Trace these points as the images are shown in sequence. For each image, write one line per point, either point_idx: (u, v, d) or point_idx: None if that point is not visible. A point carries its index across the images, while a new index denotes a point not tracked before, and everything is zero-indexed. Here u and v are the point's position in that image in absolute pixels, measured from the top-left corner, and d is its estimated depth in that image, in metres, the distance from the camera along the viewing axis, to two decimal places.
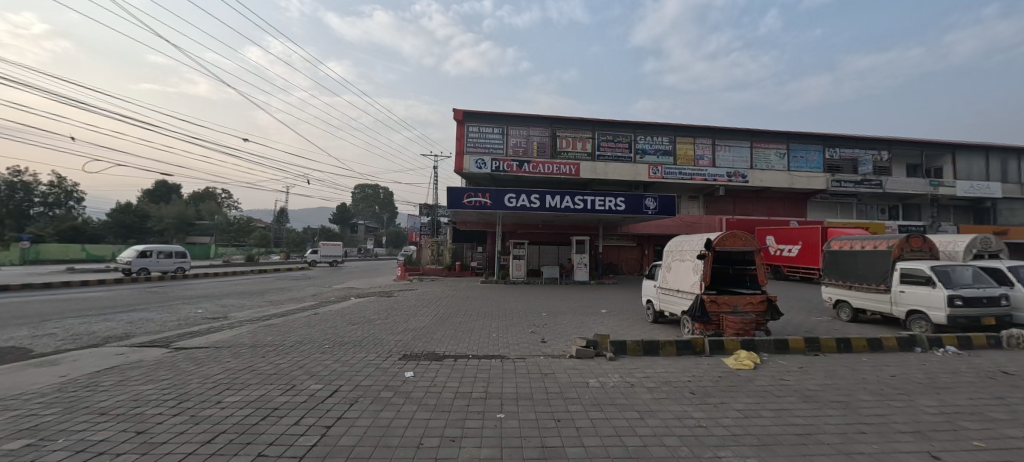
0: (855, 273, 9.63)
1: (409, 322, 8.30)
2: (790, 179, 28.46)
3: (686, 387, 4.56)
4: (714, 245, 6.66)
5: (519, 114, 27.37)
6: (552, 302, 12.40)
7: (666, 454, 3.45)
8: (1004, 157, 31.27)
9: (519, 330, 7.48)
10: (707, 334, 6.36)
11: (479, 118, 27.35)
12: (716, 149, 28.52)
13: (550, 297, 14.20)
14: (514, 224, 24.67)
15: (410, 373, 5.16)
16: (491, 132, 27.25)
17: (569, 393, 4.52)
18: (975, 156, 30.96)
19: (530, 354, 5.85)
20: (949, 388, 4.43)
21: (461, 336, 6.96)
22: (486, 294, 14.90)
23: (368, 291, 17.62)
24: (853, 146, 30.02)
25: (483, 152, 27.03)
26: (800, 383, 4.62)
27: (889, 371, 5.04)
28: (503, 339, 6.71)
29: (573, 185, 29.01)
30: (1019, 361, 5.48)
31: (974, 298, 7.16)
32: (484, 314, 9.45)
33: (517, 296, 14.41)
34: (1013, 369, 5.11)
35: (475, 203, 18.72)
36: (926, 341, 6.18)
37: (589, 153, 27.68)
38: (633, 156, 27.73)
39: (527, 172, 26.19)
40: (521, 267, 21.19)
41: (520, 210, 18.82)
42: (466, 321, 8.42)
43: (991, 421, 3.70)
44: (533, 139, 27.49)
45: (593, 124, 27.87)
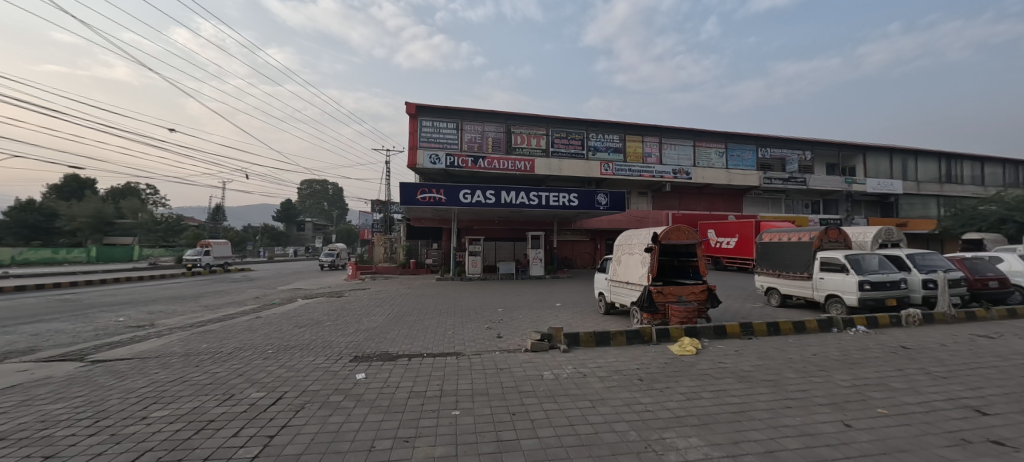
0: (783, 263, 10.50)
1: (361, 322, 8.05)
2: (728, 177, 30.59)
3: (636, 374, 4.76)
4: (660, 238, 7.01)
5: (474, 109, 27.19)
6: (504, 297, 12.44)
7: (616, 439, 3.58)
8: (904, 158, 35.46)
9: (474, 327, 7.43)
10: (654, 323, 6.66)
11: (433, 112, 26.89)
12: (663, 148, 29.99)
13: (506, 292, 14.28)
14: (470, 220, 24.59)
15: (362, 375, 4.97)
16: (445, 127, 26.86)
17: (525, 386, 4.57)
18: (881, 156, 34.90)
19: (485, 350, 5.80)
20: (860, 363, 4.97)
21: (415, 335, 6.81)
22: (441, 291, 14.68)
23: (316, 292, 16.67)
24: (782, 146, 32.76)
25: (437, 147, 26.60)
26: (736, 364, 4.98)
27: (811, 350, 5.57)
28: (457, 336, 6.63)
29: (529, 181, 29.32)
30: (914, 337, 6.27)
31: (880, 283, 8.08)
32: (437, 312, 9.31)
33: (472, 292, 14.34)
34: (910, 344, 5.81)
35: (429, 199, 18.33)
36: (841, 321, 6.89)
37: (544, 149, 28.04)
38: (586, 153, 28.45)
39: (483, 167, 26.09)
40: (477, 263, 21.18)
41: (475, 206, 18.72)
42: (415, 320, 8.21)
43: (892, 390, 4.19)
44: (487, 135, 27.38)
45: (547, 120, 28.29)
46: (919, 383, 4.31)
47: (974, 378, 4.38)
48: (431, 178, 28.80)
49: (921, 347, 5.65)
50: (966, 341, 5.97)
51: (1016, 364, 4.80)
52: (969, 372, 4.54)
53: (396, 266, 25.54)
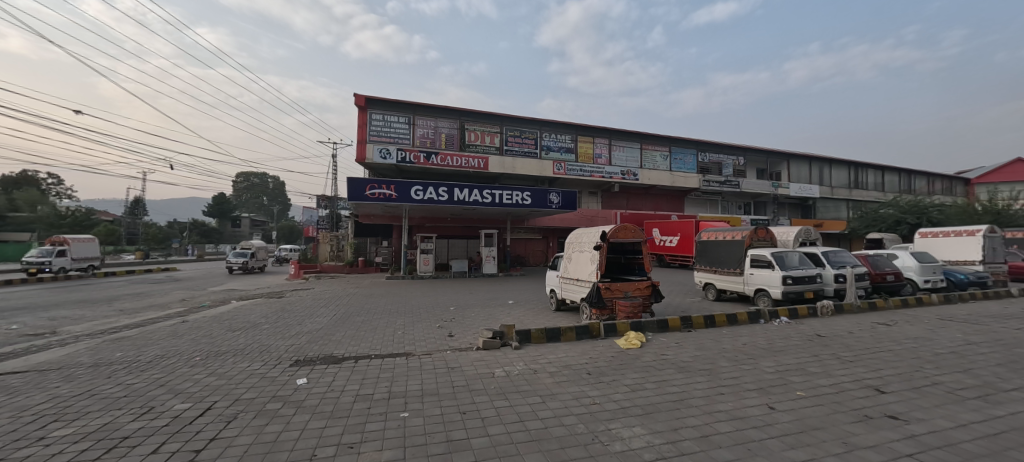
0: (719, 260, 11.30)
1: (303, 324, 7.61)
2: (671, 178, 32.52)
3: (584, 368, 4.88)
4: (608, 237, 7.28)
5: (426, 104, 26.68)
6: (452, 296, 12.30)
7: (564, 432, 3.65)
8: (821, 165, 39.37)
9: (425, 326, 7.28)
10: (602, 319, 6.90)
11: (383, 105, 26.05)
12: (612, 149, 31.20)
13: (458, 291, 14.15)
14: (422, 217, 24.05)
15: (303, 380, 4.69)
16: (396, 121, 26.13)
17: (476, 384, 4.54)
18: (802, 163, 38.53)
19: (436, 349, 5.69)
20: (782, 350, 5.45)
21: (362, 336, 6.55)
22: (393, 291, 14.30)
23: (253, 293, 15.46)
24: (719, 151, 35.20)
25: (388, 142, 25.78)
26: (676, 356, 5.27)
27: (742, 340, 6.03)
28: (408, 336, 6.45)
29: (483, 178, 29.33)
30: (826, 326, 6.99)
31: (800, 277, 8.95)
32: (384, 312, 9.00)
33: (423, 291, 14.05)
34: (824, 333, 6.45)
35: (379, 194, 17.73)
36: (767, 313, 7.52)
37: (498, 147, 28.10)
38: (539, 152, 28.91)
39: (436, 164, 25.74)
40: (429, 261, 20.82)
41: (428, 203, 18.32)
42: (361, 320, 7.88)
43: (809, 374, 4.62)
44: (440, 130, 26.96)
45: (501, 118, 28.34)
46: (831, 367, 4.80)
47: (875, 361, 4.96)
48: (382, 173, 27.95)
49: (832, 335, 6.29)
50: (868, 328, 6.75)
51: (904, 347, 5.50)
52: (871, 355, 5.13)
53: (343, 265, 24.45)
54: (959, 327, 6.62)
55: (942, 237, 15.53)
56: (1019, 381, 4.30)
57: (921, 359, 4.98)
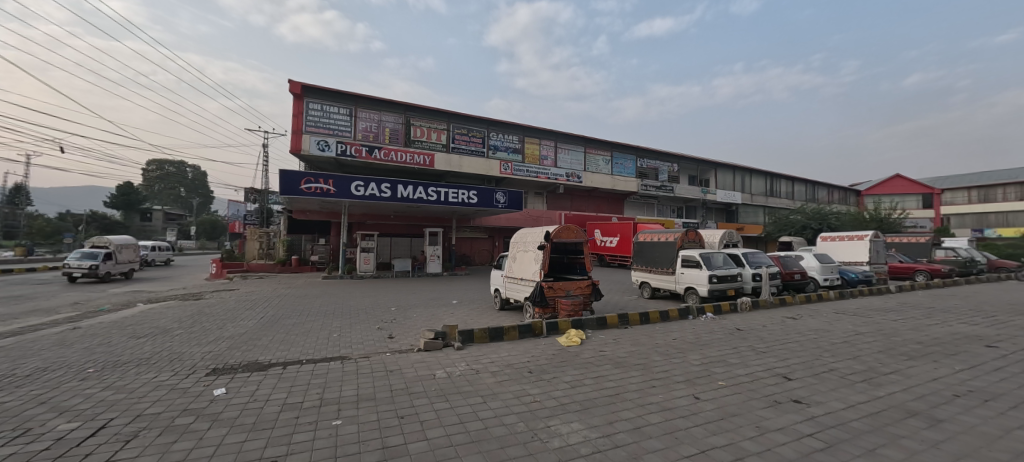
0: (653, 259, 11.97)
1: (224, 329, 6.97)
2: (613, 182, 34.13)
3: (526, 367, 4.93)
4: (552, 237, 7.49)
5: (370, 96, 25.65)
6: (393, 297, 11.86)
7: (504, 432, 3.66)
8: (743, 174, 43.37)
9: (364, 327, 7.01)
10: (545, 317, 7.03)
11: (322, 94, 24.68)
12: (558, 151, 32.16)
13: (403, 291, 13.77)
14: (363, 214, 23.11)
15: (221, 390, 4.29)
16: (336, 112, 24.82)
17: (415, 387, 4.41)
18: (727, 172, 42.20)
19: (374, 352, 5.45)
20: (707, 344, 5.90)
21: (293, 340, 6.14)
22: (331, 291, 13.58)
23: (165, 295, 13.82)
24: (656, 158, 37.59)
25: (327, 134, 24.47)
26: (613, 352, 5.51)
27: (673, 335, 6.45)
28: (343, 339, 6.16)
29: (429, 176, 28.83)
30: (744, 320, 7.66)
31: (723, 276, 9.82)
32: (321, 313, 8.57)
33: (364, 292, 13.49)
34: (742, 327, 7.07)
35: (315, 189, 16.83)
36: (695, 309, 8.11)
37: (444, 145, 27.74)
38: (486, 152, 29.03)
39: (378, 159, 24.87)
40: (370, 260, 20.02)
41: (369, 200, 17.66)
42: (292, 324, 7.36)
43: (730, 365, 5.04)
44: (384, 125, 26.05)
45: (448, 115, 28.03)
46: (748, 358, 5.28)
47: (783, 351, 5.52)
48: (320, 166, 26.50)
49: (749, 328, 6.91)
50: (778, 322, 7.51)
51: (807, 338, 6.17)
52: (781, 346, 5.71)
53: (273, 263, 22.76)
54: (850, 320, 7.58)
55: (839, 241, 17.59)
56: (894, 365, 5.01)
57: (820, 348, 5.63)
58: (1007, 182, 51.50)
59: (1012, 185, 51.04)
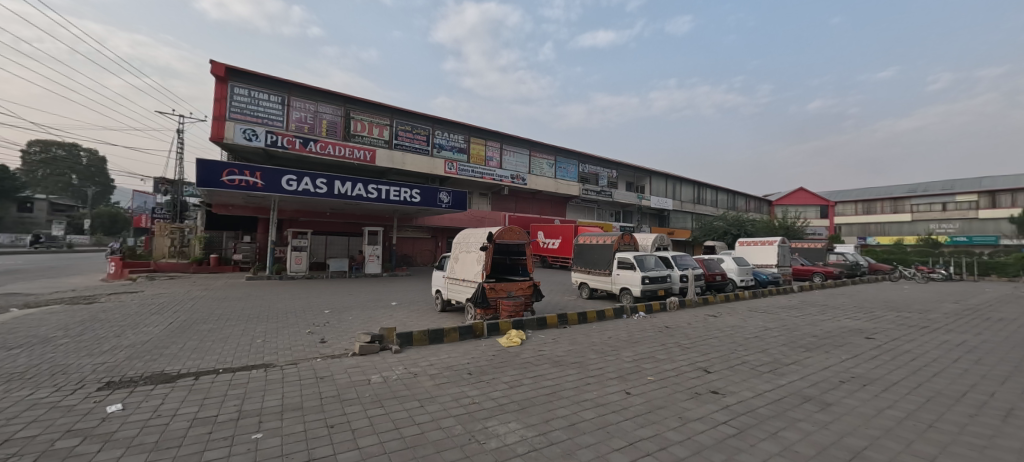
0: (592, 261, 12.48)
1: (121, 337, 6.16)
2: (555, 185, 35.23)
3: (465, 368, 4.93)
4: (494, 238, 7.56)
5: (305, 85, 24.12)
6: (326, 299, 11.20)
7: (441, 435, 3.61)
8: (675, 182, 46.56)
9: (292, 332, 6.60)
10: (486, 318, 7.07)
11: (250, 79, 22.74)
12: (503, 153, 32.46)
13: (341, 292, 13.13)
14: (295, 210, 21.76)
15: (117, 407, 3.81)
16: (266, 100, 23.03)
17: (348, 394, 4.21)
18: (661, 179, 45.05)
19: (302, 359, 5.13)
20: (638, 342, 6.26)
21: (208, 347, 5.61)
22: (257, 293, 12.49)
23: (48, 299, 11.88)
24: (597, 163, 39.22)
25: (255, 122, 22.62)
26: (552, 351, 5.68)
27: (608, 333, 6.78)
28: (265, 345, 5.74)
29: (370, 172, 27.79)
30: (670, 319, 8.27)
31: (654, 278, 10.56)
32: (242, 318, 7.89)
33: (297, 293, 12.64)
34: (668, 324, 7.64)
35: (240, 182, 15.53)
36: (629, 309, 8.62)
37: (387, 141, 26.87)
38: (430, 150, 28.61)
39: (314, 151, 23.59)
40: (302, 259, 18.88)
41: (302, 195, 16.72)
42: (207, 329, 6.73)
43: (658, 360, 5.40)
44: (321, 116, 24.65)
45: (391, 111, 27.20)
46: (674, 354, 5.68)
47: (704, 347, 6.02)
48: (246, 157, 24.39)
49: (675, 326, 7.45)
50: (700, 319, 8.19)
51: (724, 334, 6.77)
52: (702, 343, 6.21)
53: (186, 263, 20.75)
54: (760, 317, 8.45)
55: (753, 246, 19.50)
56: (795, 356, 5.66)
57: (735, 343, 6.22)
58: (884, 197, 60.76)
59: (888, 200, 60.19)
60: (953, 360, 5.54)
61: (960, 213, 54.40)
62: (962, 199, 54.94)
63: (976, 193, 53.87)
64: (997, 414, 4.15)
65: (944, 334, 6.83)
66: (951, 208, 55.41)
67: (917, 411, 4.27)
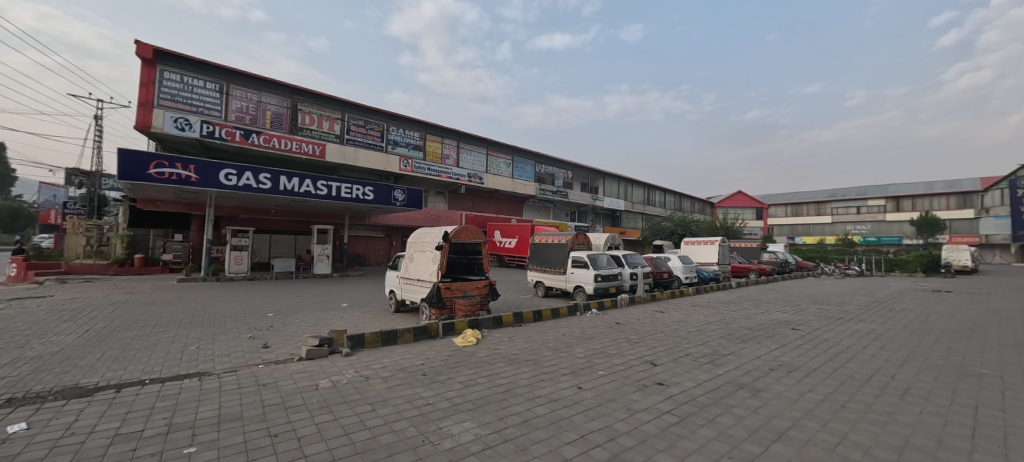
0: (548, 260, 12.74)
1: (18, 348, 5.45)
2: (512, 184, 35.54)
3: (419, 370, 4.89)
4: (450, 237, 7.52)
5: (246, 72, 22.52)
6: (269, 301, 10.53)
7: (393, 439, 3.53)
8: (627, 183, 48.44)
9: (229, 337, 6.21)
10: (441, 318, 7.00)
11: (183, 63, 20.87)
12: (460, 152, 32.24)
13: (288, 294, 12.46)
14: (234, 207, 20.53)
15: (20, 426, 3.38)
16: (201, 87, 21.28)
17: (294, 401, 4.02)
18: (614, 181, 46.67)
19: (242, 365, 4.85)
20: (589, 338, 6.50)
21: (130, 356, 5.16)
22: (191, 296, 11.52)
23: None
24: (553, 164, 39.94)
25: (188, 110, 20.81)
26: (507, 349, 5.76)
27: (562, 331, 6.97)
28: (199, 352, 5.37)
29: (320, 168, 26.58)
30: (621, 315, 8.65)
31: (606, 275, 11.00)
32: (170, 323, 7.28)
33: (236, 296, 11.79)
34: (618, 321, 7.98)
35: (170, 175, 14.30)
36: (582, 306, 8.89)
37: (338, 135, 25.74)
38: (385, 146, 27.80)
39: (256, 145, 22.17)
40: (243, 259, 17.74)
41: (243, 191, 15.63)
42: (131, 337, 6.18)
43: (608, 355, 5.64)
44: (265, 107, 23.14)
45: (343, 104, 26.10)
46: (624, 349, 5.96)
47: (650, 341, 6.36)
48: (177, 147, 22.39)
49: (625, 322, 7.79)
50: (648, 315, 8.64)
51: (670, 329, 7.19)
52: (650, 337, 6.55)
53: (105, 264, 18.88)
54: (702, 311, 9.05)
55: (698, 245, 20.73)
56: (732, 347, 6.14)
57: (679, 337, 6.63)
58: (809, 201, 66.73)
59: (812, 204, 66.31)
60: (861, 347, 6.27)
61: (872, 216, 60.90)
62: (874, 203, 61.45)
63: (884, 198, 60.54)
64: (898, 393, 4.74)
65: (856, 324, 7.68)
66: (864, 211, 61.96)
67: (833, 393, 4.79)
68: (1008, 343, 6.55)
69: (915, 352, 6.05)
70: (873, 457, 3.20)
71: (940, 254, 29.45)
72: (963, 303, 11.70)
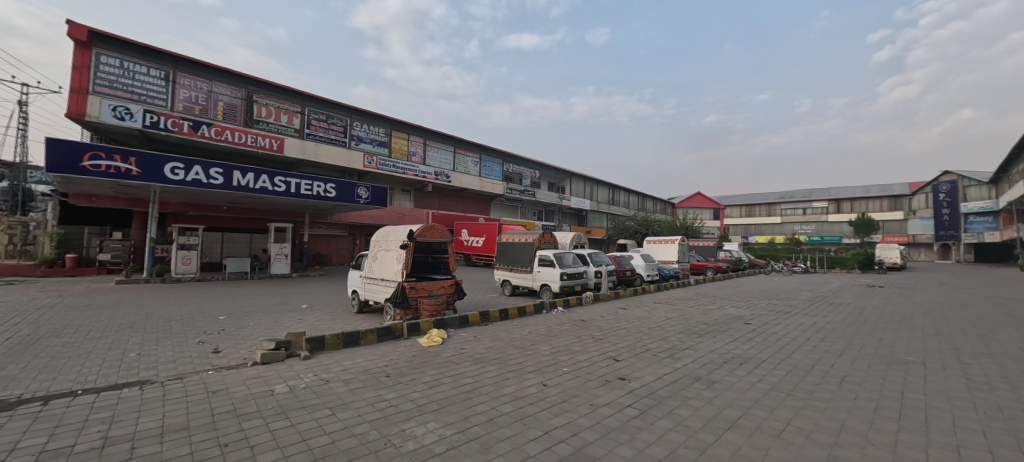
0: (515, 259, 12.85)
1: None
2: (480, 183, 35.47)
3: (383, 371, 4.82)
4: (415, 236, 7.42)
5: (196, 60, 21.12)
6: (220, 304, 9.93)
7: (354, 443, 3.45)
8: (593, 183, 49.44)
9: (175, 343, 5.85)
10: (406, 318, 6.91)
11: (123, 47, 19.29)
12: (426, 149, 31.74)
13: (243, 296, 11.86)
14: (181, 203, 19.24)
15: None
16: (144, 74, 19.79)
17: (247, 408, 3.85)
18: (580, 181, 47.50)
19: (189, 372, 4.59)
20: (554, 336, 6.64)
21: (58, 366, 4.74)
22: (132, 299, 10.70)
23: None
24: (520, 163, 40.11)
25: (128, 98, 19.27)
26: (473, 349, 5.78)
27: (527, 329, 7.08)
28: (139, 359, 5.03)
29: (278, 163, 25.38)
30: (585, 313, 8.88)
31: (571, 274, 11.26)
32: (105, 329, 6.71)
33: (185, 298, 11.07)
34: (583, 318, 8.21)
35: (106, 168, 13.26)
36: (548, 304, 9.06)
37: (297, 129, 24.68)
38: (348, 142, 26.93)
39: (207, 137, 20.80)
40: (192, 259, 16.79)
41: (191, 186, 14.75)
42: (60, 345, 5.68)
43: (573, 352, 5.78)
44: (216, 97, 21.81)
45: (303, 97, 25.05)
46: (588, 345, 6.13)
47: (613, 338, 6.57)
48: (116, 137, 20.67)
49: (589, 319, 8.01)
50: (611, 312, 8.92)
51: (632, 325, 7.46)
52: (613, 334, 6.78)
53: (31, 265, 17.16)
54: (662, 308, 9.44)
55: (659, 244, 21.52)
56: (690, 342, 6.46)
57: (640, 333, 6.90)
58: (761, 202, 70.67)
59: (764, 205, 70.28)
60: (805, 339, 6.75)
61: (816, 217, 65.36)
62: (817, 206, 66.03)
63: (826, 201, 65.21)
64: (836, 381, 5.16)
65: (800, 318, 8.27)
66: (809, 213, 66.44)
67: (779, 382, 5.15)
68: (930, 332, 7.28)
69: (852, 343, 6.58)
70: (814, 441, 3.48)
71: (874, 252, 32.10)
72: (890, 297, 12.84)
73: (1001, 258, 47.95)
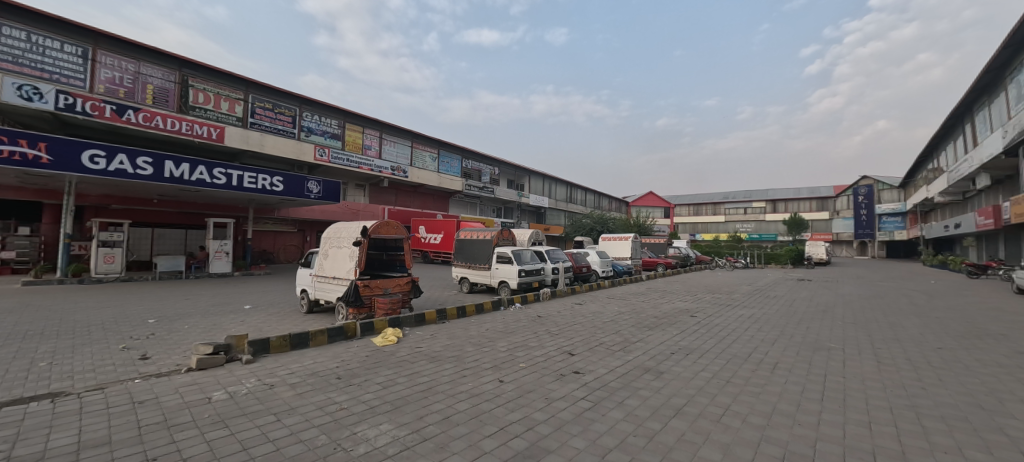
0: (473, 256, 12.86)
1: None
2: (439, 179, 34.92)
3: (333, 373, 4.69)
4: (369, 233, 7.20)
5: (120, 37, 19.12)
6: (149, 307, 9.11)
7: (300, 449, 3.34)
8: (551, 181, 50.23)
9: (95, 349, 5.34)
10: (359, 318, 6.74)
11: (30, 18, 17.10)
12: (382, 143, 30.75)
13: (177, 297, 10.99)
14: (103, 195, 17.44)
15: None
16: (56, 50, 17.70)
17: (179, 418, 3.62)
18: (539, 179, 48.07)
19: (111, 382, 4.24)
20: (511, 332, 6.76)
21: None
22: (42, 302, 9.57)
23: None
24: (479, 160, 39.99)
25: (36, 76, 17.09)
26: (429, 347, 5.76)
27: (484, 326, 7.14)
28: (50, 369, 4.55)
29: (219, 152, 23.56)
30: (542, 308, 9.10)
31: (529, 270, 11.45)
32: (5, 337, 5.97)
33: (108, 301, 10.06)
34: (539, 314, 8.40)
35: (7, 154, 11.70)
36: (506, 300, 9.19)
37: (240, 118, 23.06)
38: (297, 133, 25.57)
39: (134, 123, 18.52)
40: (116, 257, 15.35)
41: (115, 176, 13.35)
42: None
43: (529, 348, 5.92)
44: (144, 80, 19.93)
45: (247, 83, 23.39)
46: (544, 341, 6.30)
47: (569, 333, 6.79)
48: (21, 119, 18.25)
49: (546, 315, 8.21)
50: (567, 308, 9.20)
51: (586, 320, 7.74)
52: (568, 329, 6.99)
53: None
54: (615, 303, 9.85)
55: (613, 241, 22.33)
56: (641, 335, 6.81)
57: (595, 327, 7.18)
58: (708, 202, 74.95)
59: (709, 205, 74.62)
60: (744, 329, 7.32)
61: (755, 217, 70.47)
62: (757, 205, 71.15)
63: (765, 201, 70.38)
64: (769, 367, 5.66)
65: (739, 310, 8.95)
66: (749, 212, 71.52)
67: (720, 370, 5.56)
68: (848, 321, 8.13)
69: (784, 332, 7.22)
70: (749, 423, 3.81)
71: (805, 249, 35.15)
72: (815, 290, 14.17)
73: (908, 253, 54.24)
